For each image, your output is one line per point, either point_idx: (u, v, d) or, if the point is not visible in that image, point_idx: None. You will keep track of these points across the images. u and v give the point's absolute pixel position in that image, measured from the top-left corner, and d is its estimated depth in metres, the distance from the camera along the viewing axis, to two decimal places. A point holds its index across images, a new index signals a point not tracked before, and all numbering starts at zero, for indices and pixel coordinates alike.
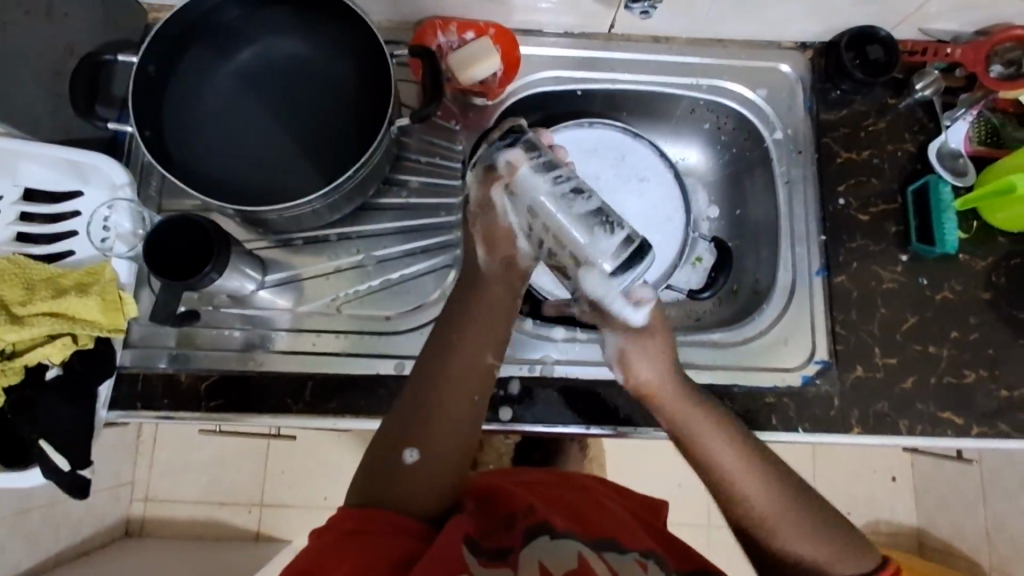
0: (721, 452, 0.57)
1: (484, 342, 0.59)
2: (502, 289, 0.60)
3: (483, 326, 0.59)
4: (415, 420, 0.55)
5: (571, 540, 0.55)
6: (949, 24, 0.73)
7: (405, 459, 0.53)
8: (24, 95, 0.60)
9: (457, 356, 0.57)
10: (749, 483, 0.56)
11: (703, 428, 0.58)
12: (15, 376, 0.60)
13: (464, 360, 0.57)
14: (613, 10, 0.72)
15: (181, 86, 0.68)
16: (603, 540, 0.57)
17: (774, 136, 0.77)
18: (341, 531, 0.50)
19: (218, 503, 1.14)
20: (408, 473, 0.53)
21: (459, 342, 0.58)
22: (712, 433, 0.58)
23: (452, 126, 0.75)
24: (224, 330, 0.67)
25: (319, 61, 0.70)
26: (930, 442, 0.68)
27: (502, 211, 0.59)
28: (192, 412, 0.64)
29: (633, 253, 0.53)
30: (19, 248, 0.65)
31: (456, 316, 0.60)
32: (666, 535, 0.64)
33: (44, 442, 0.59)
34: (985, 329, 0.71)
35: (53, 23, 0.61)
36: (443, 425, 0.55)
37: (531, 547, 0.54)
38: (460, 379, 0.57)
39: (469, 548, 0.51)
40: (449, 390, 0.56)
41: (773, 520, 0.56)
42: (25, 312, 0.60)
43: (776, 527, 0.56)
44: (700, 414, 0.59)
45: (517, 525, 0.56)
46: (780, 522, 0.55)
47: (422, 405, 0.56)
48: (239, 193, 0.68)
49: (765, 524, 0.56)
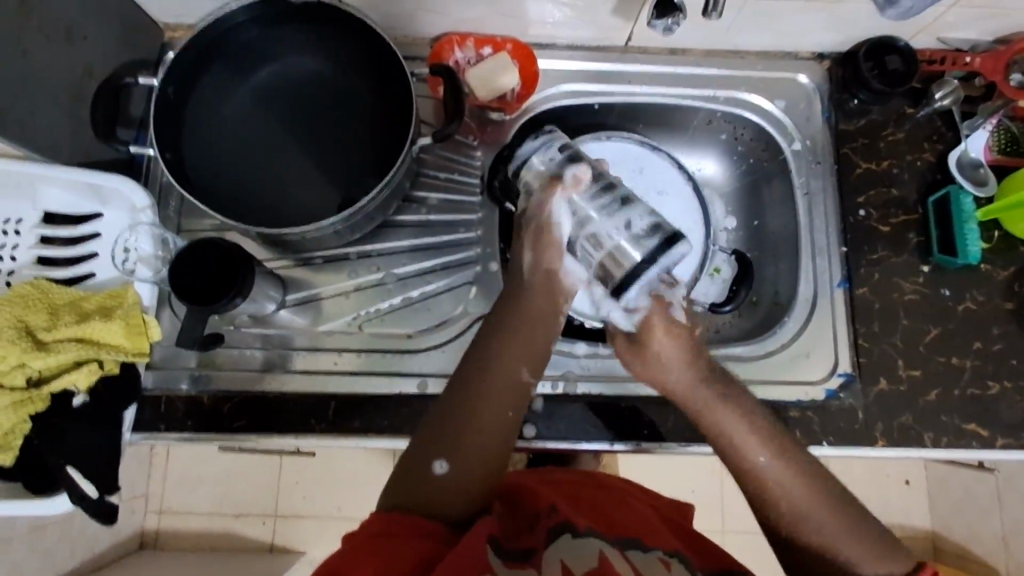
0: (748, 445, 0.57)
1: (519, 357, 0.58)
2: (541, 300, 0.60)
3: (515, 340, 0.58)
4: (446, 431, 0.54)
5: (593, 539, 0.53)
6: (968, 34, 0.73)
7: (435, 470, 0.53)
8: (47, 120, 0.59)
9: (494, 371, 0.57)
10: (779, 476, 0.56)
11: (731, 421, 0.58)
12: (41, 404, 0.59)
13: (497, 373, 0.57)
14: (631, 24, 0.71)
15: (201, 107, 0.68)
16: (626, 539, 0.55)
17: (793, 147, 0.77)
18: (367, 534, 0.50)
19: (233, 515, 1.13)
20: (437, 482, 0.53)
21: (496, 356, 0.58)
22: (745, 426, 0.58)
23: (469, 141, 0.75)
24: (245, 350, 0.67)
25: (338, 81, 0.70)
26: (954, 453, 0.67)
27: (554, 218, 0.62)
28: (215, 433, 0.64)
29: (663, 249, 0.61)
30: (42, 272, 0.65)
31: (490, 332, 0.59)
32: (698, 537, 0.60)
33: (71, 469, 0.59)
34: (1009, 340, 0.71)
35: (73, 47, 0.60)
36: (474, 437, 0.54)
37: (553, 548, 0.52)
38: (491, 392, 0.56)
39: (492, 547, 0.50)
40: (485, 405, 0.55)
41: (800, 506, 0.55)
42: (50, 339, 0.60)
43: (801, 518, 0.55)
44: (729, 410, 0.59)
45: (539, 525, 0.54)
46: (807, 506, 0.55)
47: (451, 415, 0.55)
48: (258, 214, 0.67)
49: (792, 512, 0.55)
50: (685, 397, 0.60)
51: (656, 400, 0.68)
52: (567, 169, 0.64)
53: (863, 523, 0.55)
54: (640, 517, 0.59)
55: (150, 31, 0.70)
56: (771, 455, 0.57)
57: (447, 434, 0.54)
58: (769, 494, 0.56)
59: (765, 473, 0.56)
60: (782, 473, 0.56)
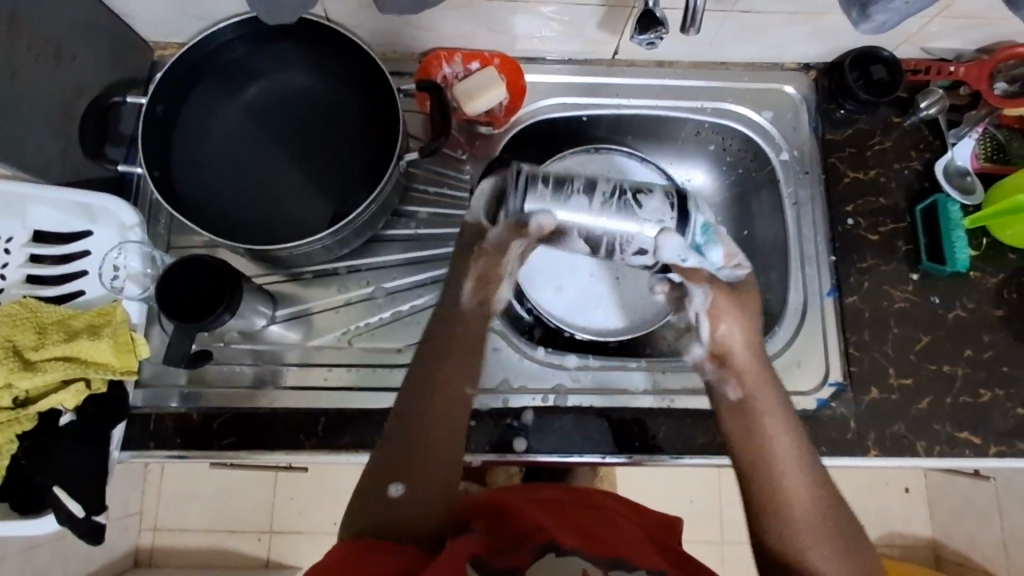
0: (780, 447, 0.56)
1: (460, 374, 0.60)
2: (476, 321, 0.63)
3: (464, 360, 0.61)
4: (402, 452, 0.55)
5: (580, 558, 0.51)
6: (952, 43, 0.73)
7: (392, 493, 0.54)
8: (36, 138, 0.60)
9: (435, 388, 0.58)
10: (799, 476, 0.54)
11: (772, 418, 0.57)
12: (28, 423, 0.59)
13: (450, 395, 0.59)
14: (617, 38, 0.72)
15: (190, 124, 0.68)
16: (613, 559, 0.53)
17: (780, 157, 0.77)
18: (338, 557, 0.48)
19: (228, 531, 1.12)
20: (398, 507, 0.53)
21: (436, 374, 0.59)
22: (785, 431, 0.56)
23: (459, 155, 0.75)
24: (235, 366, 0.67)
25: (327, 97, 0.71)
26: (946, 462, 0.67)
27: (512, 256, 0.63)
28: (204, 450, 0.64)
29: (686, 216, 0.59)
30: (31, 290, 0.65)
31: (443, 355, 0.60)
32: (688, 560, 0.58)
33: (58, 488, 0.59)
34: (1000, 347, 0.71)
35: (62, 66, 0.61)
36: (431, 458, 0.56)
37: (539, 566, 0.50)
38: (443, 413, 0.58)
39: (474, 566, 0.48)
40: (431, 421, 0.57)
41: (807, 524, 0.52)
42: (37, 358, 0.60)
43: (803, 536, 0.52)
44: (773, 410, 0.57)
45: (528, 543, 0.52)
46: (813, 525, 0.52)
47: (407, 438, 0.56)
48: (247, 230, 0.68)
49: (796, 527, 0.53)
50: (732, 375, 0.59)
51: (647, 411, 0.69)
52: (532, 218, 0.60)
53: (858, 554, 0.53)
54: (626, 537, 0.58)
55: (139, 49, 0.71)
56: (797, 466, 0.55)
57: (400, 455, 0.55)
58: (784, 504, 0.53)
59: (788, 474, 0.54)
60: (803, 485, 0.54)
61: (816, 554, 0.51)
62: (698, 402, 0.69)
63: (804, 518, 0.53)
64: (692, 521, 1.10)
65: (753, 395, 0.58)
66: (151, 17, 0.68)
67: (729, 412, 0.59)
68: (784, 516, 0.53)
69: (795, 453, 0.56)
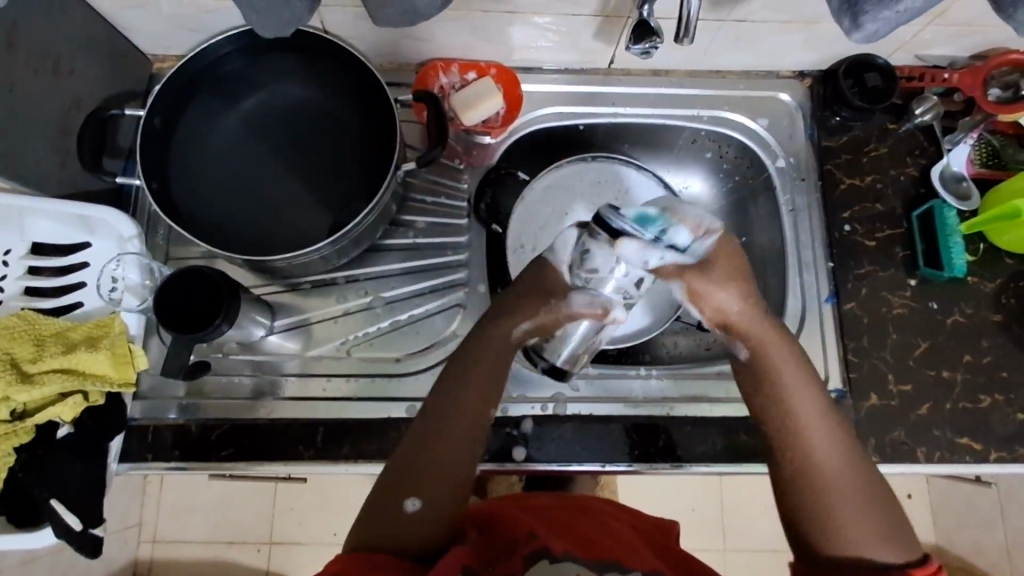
0: (807, 408, 0.55)
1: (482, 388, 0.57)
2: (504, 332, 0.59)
3: (489, 372, 0.58)
4: (414, 465, 0.53)
5: (572, 564, 0.51)
6: (946, 50, 0.74)
7: (406, 507, 0.52)
8: (35, 151, 0.60)
9: (453, 401, 0.56)
10: (820, 434, 0.54)
11: (796, 379, 0.56)
12: (25, 437, 0.59)
13: (468, 406, 0.56)
14: (612, 47, 0.73)
15: (189, 135, 0.69)
16: (606, 561, 0.53)
17: (777, 164, 0.77)
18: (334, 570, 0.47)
19: (228, 542, 1.11)
20: (406, 523, 0.51)
21: (457, 385, 0.57)
22: (813, 391, 0.55)
23: (456, 165, 0.76)
24: (234, 378, 0.67)
25: (324, 108, 0.71)
26: (947, 468, 0.67)
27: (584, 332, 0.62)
28: (203, 461, 0.64)
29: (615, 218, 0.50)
30: (29, 302, 0.65)
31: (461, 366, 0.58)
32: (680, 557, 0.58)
33: (56, 501, 0.58)
34: (998, 352, 0.71)
35: (61, 80, 0.61)
36: (443, 473, 0.54)
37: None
38: (460, 427, 0.56)
39: None
40: (446, 434, 0.55)
41: (840, 486, 0.51)
42: (35, 370, 0.60)
43: (836, 499, 0.51)
44: (799, 371, 0.56)
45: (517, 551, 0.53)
46: (846, 489, 0.51)
47: (421, 450, 0.54)
48: (245, 241, 0.68)
49: (827, 489, 0.52)
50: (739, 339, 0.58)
51: (646, 419, 0.69)
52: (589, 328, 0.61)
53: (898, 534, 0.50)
54: (618, 536, 0.58)
55: (138, 62, 0.72)
56: (825, 428, 0.54)
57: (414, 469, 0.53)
58: (814, 467, 0.52)
59: (810, 433, 0.54)
60: (833, 448, 0.53)
61: (844, 522, 0.50)
62: (697, 409, 0.69)
63: (835, 480, 0.52)
64: (695, 529, 1.08)
65: (768, 357, 0.57)
66: (150, 31, 0.68)
67: (749, 376, 0.57)
68: (813, 479, 0.52)
69: (825, 414, 0.55)
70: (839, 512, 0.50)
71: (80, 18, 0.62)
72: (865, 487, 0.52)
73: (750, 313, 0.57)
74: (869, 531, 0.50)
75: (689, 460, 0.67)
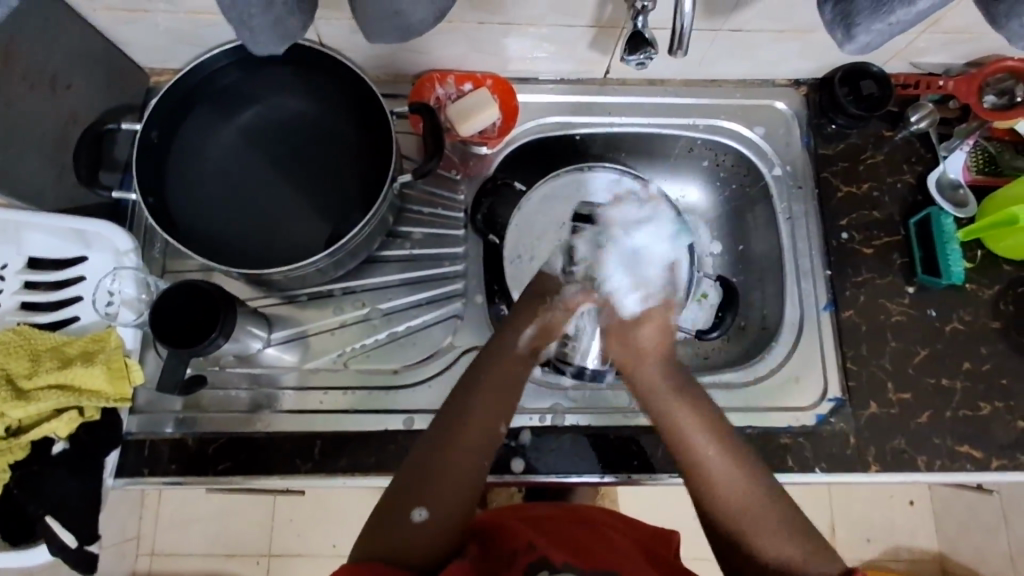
0: (705, 441, 0.55)
1: (495, 407, 0.58)
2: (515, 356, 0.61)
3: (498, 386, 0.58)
4: (425, 477, 0.53)
5: None
6: (941, 58, 0.74)
7: (413, 518, 0.51)
8: (30, 166, 0.60)
9: (467, 415, 0.56)
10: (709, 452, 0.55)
11: (690, 414, 0.57)
12: (20, 453, 0.59)
13: (478, 419, 0.56)
14: (608, 57, 0.73)
15: (185, 148, 0.69)
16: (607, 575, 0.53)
17: (773, 173, 0.77)
18: None
19: (227, 555, 1.09)
20: (412, 535, 0.50)
21: (472, 397, 0.57)
22: (705, 423, 0.56)
23: (453, 175, 0.76)
24: (231, 391, 0.67)
25: (321, 120, 0.71)
26: (948, 477, 0.67)
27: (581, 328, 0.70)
28: (199, 475, 0.63)
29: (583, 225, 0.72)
30: (25, 317, 0.65)
31: (473, 379, 0.59)
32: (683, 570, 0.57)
33: (51, 518, 0.58)
34: (998, 359, 0.70)
35: (57, 94, 0.62)
36: (450, 483, 0.53)
37: None
38: (472, 439, 0.55)
39: None
40: (457, 447, 0.55)
41: (749, 519, 0.52)
42: (31, 386, 0.60)
43: (739, 512, 0.52)
44: (690, 407, 0.57)
45: (518, 563, 0.52)
46: (759, 520, 0.52)
47: (430, 460, 0.54)
48: (241, 254, 0.67)
49: (742, 521, 0.52)
50: (642, 379, 0.61)
51: (645, 429, 0.68)
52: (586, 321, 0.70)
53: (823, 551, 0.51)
54: (620, 551, 0.57)
55: (134, 76, 0.72)
56: (729, 460, 0.55)
57: (421, 480, 0.53)
58: (723, 502, 0.53)
59: (699, 452, 0.55)
60: (735, 477, 0.54)
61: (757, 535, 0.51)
62: None
63: (745, 513, 0.52)
64: (697, 539, 1.07)
65: (662, 397, 0.59)
66: (147, 45, 0.69)
67: (655, 413, 0.59)
68: (728, 515, 0.52)
69: (721, 444, 0.55)
70: (756, 546, 0.51)
71: (76, 33, 0.63)
72: (779, 510, 0.52)
73: (661, 352, 0.61)
74: (791, 560, 0.50)
75: None
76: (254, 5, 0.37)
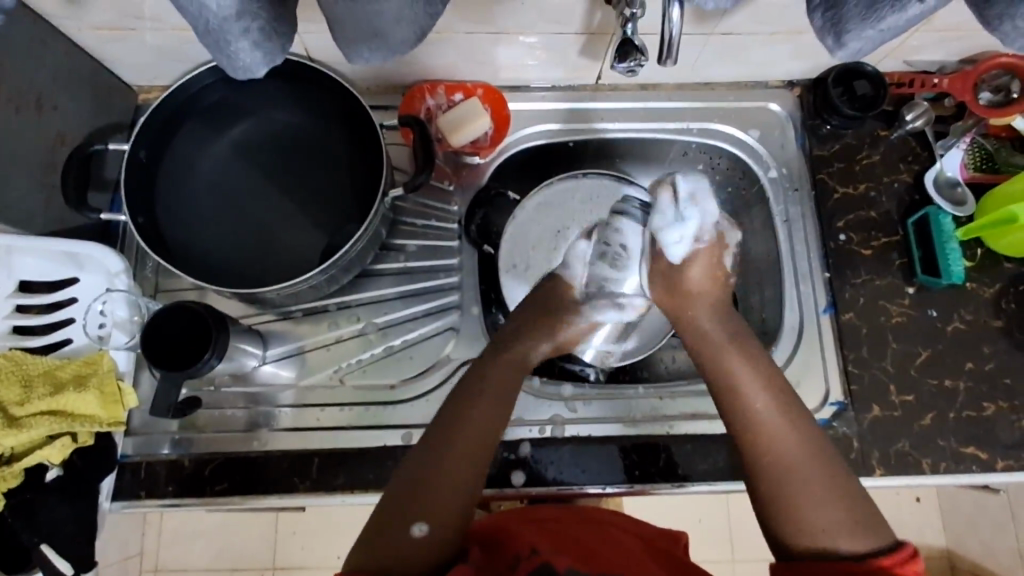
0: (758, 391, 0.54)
1: (489, 424, 0.56)
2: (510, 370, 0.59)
3: (490, 400, 0.57)
4: (421, 490, 0.51)
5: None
6: (935, 55, 0.73)
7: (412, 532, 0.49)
8: (17, 190, 0.60)
9: (466, 423, 0.55)
10: (772, 412, 0.53)
11: (751, 376, 0.55)
12: (13, 480, 0.58)
13: (476, 423, 0.55)
14: (599, 63, 0.72)
15: (175, 165, 0.68)
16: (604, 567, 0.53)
17: (769, 175, 0.77)
18: None
19: (230, 570, 1.06)
20: (416, 549, 0.48)
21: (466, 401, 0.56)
22: (770, 392, 0.54)
23: (445, 186, 0.75)
24: (227, 410, 0.67)
25: (312, 134, 0.70)
26: (954, 479, 0.66)
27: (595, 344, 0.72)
28: (196, 497, 0.63)
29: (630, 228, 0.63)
30: (17, 342, 0.64)
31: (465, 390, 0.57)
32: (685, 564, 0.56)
33: (45, 547, 0.59)
34: (1001, 358, 0.70)
35: (44, 116, 0.61)
36: (445, 503, 0.51)
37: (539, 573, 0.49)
38: (465, 450, 0.54)
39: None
40: (456, 459, 0.53)
41: (796, 470, 0.51)
42: (23, 413, 0.59)
43: (795, 482, 0.50)
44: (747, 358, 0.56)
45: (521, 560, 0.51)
46: (802, 483, 0.50)
47: (423, 479, 0.52)
48: (233, 273, 0.67)
49: (785, 485, 0.50)
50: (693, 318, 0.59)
51: (645, 437, 0.67)
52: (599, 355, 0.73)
53: (873, 522, 0.49)
54: (621, 550, 0.56)
55: (122, 95, 0.71)
56: (783, 418, 0.53)
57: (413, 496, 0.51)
58: (771, 453, 0.52)
59: (764, 413, 0.53)
60: (787, 428, 0.53)
61: (814, 508, 0.49)
62: (695, 427, 0.68)
63: (796, 467, 0.51)
64: (704, 541, 1.05)
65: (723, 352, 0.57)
66: (132, 62, 0.68)
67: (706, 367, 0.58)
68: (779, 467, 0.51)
69: (776, 404, 0.54)
70: (803, 509, 0.49)
71: (60, 56, 0.62)
72: (829, 472, 0.51)
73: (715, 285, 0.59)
74: (835, 518, 0.49)
75: (691, 478, 0.66)
76: (231, 30, 0.36)
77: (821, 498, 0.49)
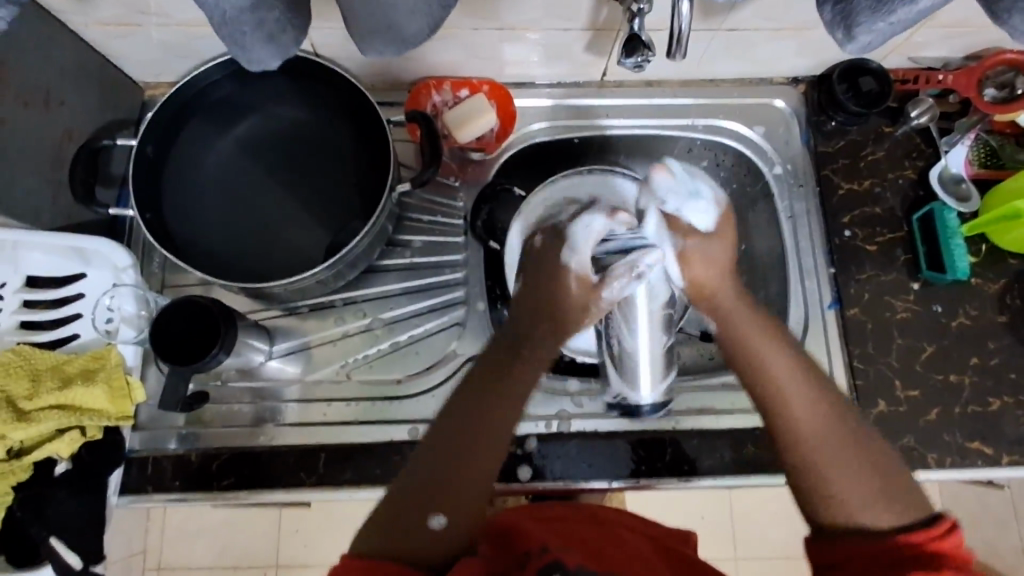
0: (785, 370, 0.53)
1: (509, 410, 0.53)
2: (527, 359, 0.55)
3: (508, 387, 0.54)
4: (438, 478, 0.50)
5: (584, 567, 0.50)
6: (939, 52, 0.73)
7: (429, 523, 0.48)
8: (26, 186, 0.60)
9: (486, 412, 0.53)
10: (799, 392, 0.52)
11: (777, 358, 0.54)
12: (22, 474, 0.59)
13: (496, 411, 0.53)
14: (604, 59, 0.72)
15: (182, 160, 0.68)
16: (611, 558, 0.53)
17: (774, 171, 0.77)
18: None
19: (233, 567, 1.07)
20: (433, 540, 0.48)
21: (486, 385, 0.54)
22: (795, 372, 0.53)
23: (451, 182, 0.75)
24: (233, 405, 0.67)
25: (319, 129, 0.70)
26: (959, 474, 0.66)
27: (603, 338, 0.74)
28: (202, 492, 0.63)
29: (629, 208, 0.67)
30: (24, 336, 0.65)
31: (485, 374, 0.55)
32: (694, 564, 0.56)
33: (55, 539, 0.59)
34: (1006, 354, 0.70)
35: (52, 112, 0.62)
36: (467, 493, 0.50)
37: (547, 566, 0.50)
38: (491, 432, 0.52)
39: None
40: (473, 445, 0.51)
41: (827, 446, 0.50)
42: (31, 407, 0.60)
43: (824, 458, 0.50)
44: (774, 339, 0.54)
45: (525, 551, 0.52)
46: (835, 469, 0.49)
47: (443, 469, 0.51)
48: (240, 268, 0.67)
49: (819, 472, 0.49)
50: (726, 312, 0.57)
51: (650, 432, 0.68)
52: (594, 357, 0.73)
53: (909, 496, 0.48)
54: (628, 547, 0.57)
55: (128, 91, 0.71)
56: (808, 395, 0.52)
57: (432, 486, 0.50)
58: (801, 433, 0.51)
59: (790, 392, 0.52)
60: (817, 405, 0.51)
61: (848, 483, 0.49)
62: (700, 421, 0.68)
63: (826, 443, 0.50)
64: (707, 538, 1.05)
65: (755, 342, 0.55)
66: (139, 59, 0.68)
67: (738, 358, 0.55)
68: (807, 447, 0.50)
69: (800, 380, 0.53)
70: (835, 485, 0.49)
71: (68, 52, 0.62)
72: (858, 447, 0.50)
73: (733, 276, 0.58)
74: (866, 491, 0.48)
75: (697, 473, 0.66)
76: (245, 22, 0.36)
77: (853, 475, 0.49)
